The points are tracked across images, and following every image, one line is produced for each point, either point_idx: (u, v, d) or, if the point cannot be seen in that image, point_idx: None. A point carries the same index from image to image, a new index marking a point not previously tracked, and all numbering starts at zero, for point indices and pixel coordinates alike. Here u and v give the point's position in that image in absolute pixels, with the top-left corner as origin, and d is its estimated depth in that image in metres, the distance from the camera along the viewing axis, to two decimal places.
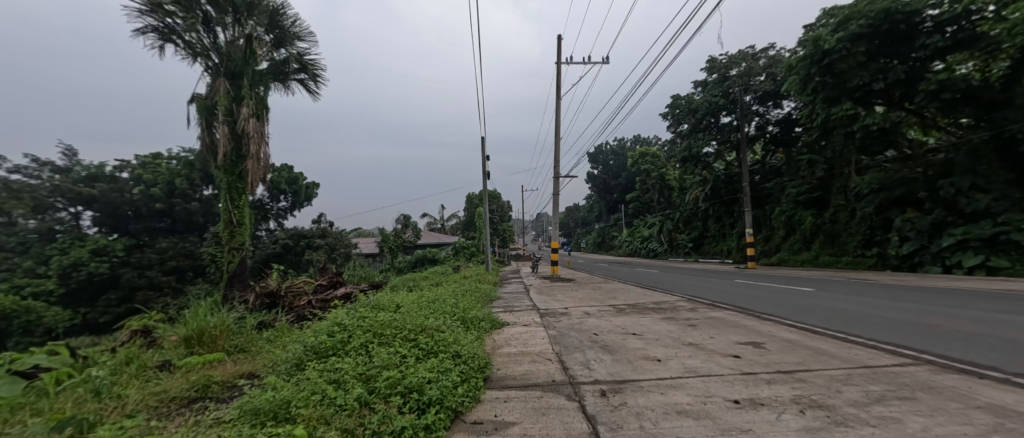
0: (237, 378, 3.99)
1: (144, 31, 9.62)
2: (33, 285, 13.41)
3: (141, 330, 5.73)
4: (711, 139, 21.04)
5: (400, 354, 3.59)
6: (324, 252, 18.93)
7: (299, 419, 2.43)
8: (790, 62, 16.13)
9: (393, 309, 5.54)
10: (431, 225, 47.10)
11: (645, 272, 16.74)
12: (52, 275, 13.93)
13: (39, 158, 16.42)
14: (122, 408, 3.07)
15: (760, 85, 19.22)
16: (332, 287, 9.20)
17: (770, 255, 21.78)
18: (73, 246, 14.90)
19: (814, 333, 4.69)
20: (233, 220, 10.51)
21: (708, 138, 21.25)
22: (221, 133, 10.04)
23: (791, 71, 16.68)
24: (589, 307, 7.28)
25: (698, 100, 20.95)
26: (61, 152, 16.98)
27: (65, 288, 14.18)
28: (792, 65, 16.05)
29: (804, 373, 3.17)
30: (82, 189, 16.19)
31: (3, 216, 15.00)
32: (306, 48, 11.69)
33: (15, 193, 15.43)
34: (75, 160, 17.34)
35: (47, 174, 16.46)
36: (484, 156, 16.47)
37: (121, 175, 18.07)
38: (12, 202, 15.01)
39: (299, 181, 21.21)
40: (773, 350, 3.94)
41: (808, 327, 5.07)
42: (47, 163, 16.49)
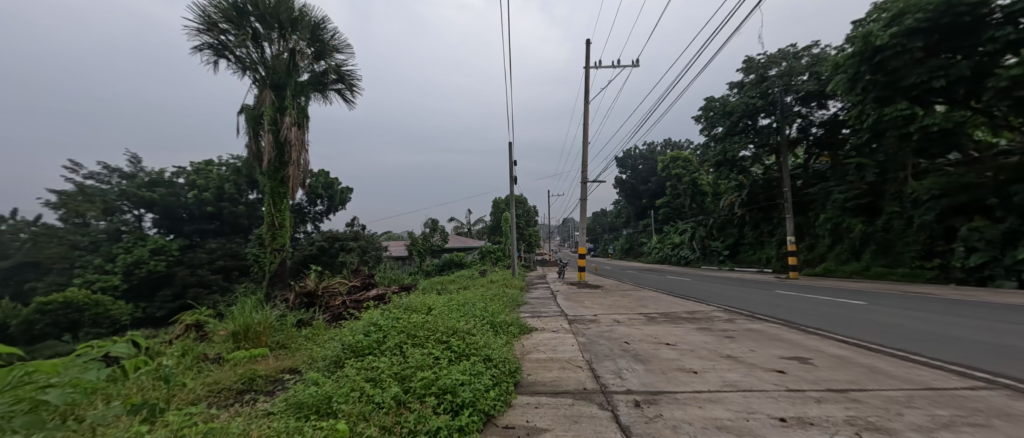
0: (280, 373, 4.16)
1: (200, 48, 10.30)
2: (101, 281, 14.33)
3: (193, 325, 6.05)
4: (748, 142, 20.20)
5: (433, 355, 3.64)
6: (357, 255, 19.53)
7: (341, 414, 2.53)
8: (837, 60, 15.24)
9: (425, 311, 5.60)
10: (456, 228, 47.42)
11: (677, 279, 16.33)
12: (117, 272, 14.90)
13: (111, 165, 18.10)
14: (183, 395, 3.29)
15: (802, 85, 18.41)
16: (365, 288, 9.47)
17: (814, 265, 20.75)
18: (136, 246, 16.01)
19: (868, 350, 4.39)
20: (275, 223, 11.05)
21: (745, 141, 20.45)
22: (267, 141, 10.62)
23: (838, 70, 15.78)
24: (618, 315, 7.13)
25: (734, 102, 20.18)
26: (128, 160, 18.49)
27: (127, 284, 15.17)
28: (840, 63, 15.15)
29: (859, 393, 2.96)
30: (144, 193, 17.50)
31: (79, 218, 16.36)
32: (344, 60, 12.17)
33: (88, 196, 16.94)
34: (139, 167, 18.83)
35: (115, 179, 18.16)
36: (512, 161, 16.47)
37: (178, 181, 19.36)
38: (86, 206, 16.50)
39: (335, 186, 22.01)
40: (822, 367, 3.72)
41: (863, 343, 4.74)
42: (117, 170, 18.14)
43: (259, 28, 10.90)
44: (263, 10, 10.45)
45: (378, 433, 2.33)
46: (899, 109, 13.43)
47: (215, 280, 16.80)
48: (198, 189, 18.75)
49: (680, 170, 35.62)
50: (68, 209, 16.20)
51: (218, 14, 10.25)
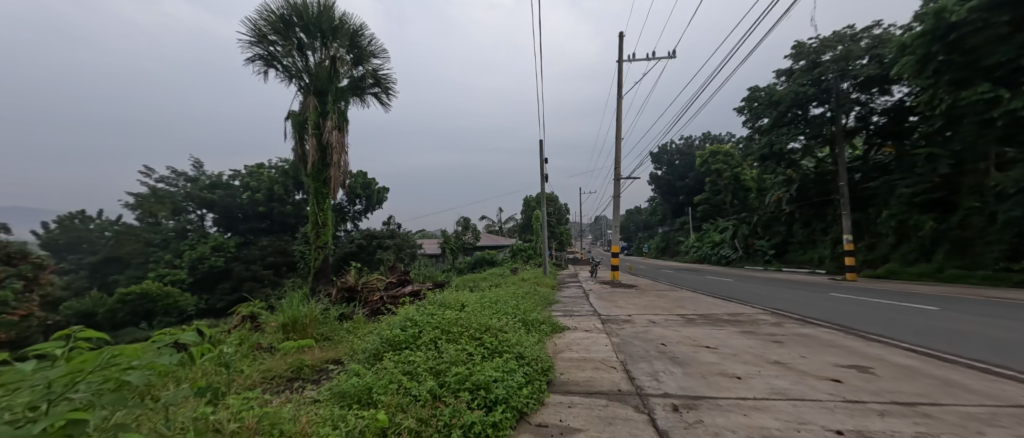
0: (325, 363, 4.37)
1: (252, 59, 10.95)
2: (170, 274, 15.54)
3: (248, 316, 6.45)
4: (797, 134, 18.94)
5: (466, 350, 3.69)
6: (393, 252, 20.04)
7: (380, 404, 2.63)
8: (903, 41, 14.03)
9: (459, 308, 5.67)
10: (488, 227, 47.66)
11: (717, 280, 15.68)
12: (184, 267, 16.18)
13: (178, 169, 19.73)
14: (240, 381, 3.53)
15: (861, 69, 17.13)
16: (401, 284, 9.73)
17: (876, 267, 19.32)
18: (199, 243, 17.32)
19: (941, 360, 4.02)
20: (319, 222, 11.58)
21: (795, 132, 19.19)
22: (312, 145, 11.16)
23: (904, 51, 14.54)
24: (654, 316, 6.92)
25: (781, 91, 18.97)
26: (192, 164, 20.04)
27: (193, 277, 16.52)
28: (906, 44, 13.95)
29: (929, 407, 2.71)
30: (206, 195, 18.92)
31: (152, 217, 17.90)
32: (380, 64, 12.54)
33: (160, 197, 18.52)
34: (202, 171, 20.38)
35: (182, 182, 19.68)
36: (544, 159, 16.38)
37: (234, 184, 20.69)
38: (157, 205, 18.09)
39: (372, 186, 22.74)
40: (885, 377, 3.44)
41: (934, 353, 4.34)
42: (182, 174, 19.72)
43: (303, 37, 11.45)
44: (307, 20, 10.98)
45: (415, 425, 2.40)
46: (980, 92, 12.24)
47: (267, 275, 17.81)
48: (252, 191, 19.74)
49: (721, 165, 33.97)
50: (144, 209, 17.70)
51: (268, 27, 10.88)
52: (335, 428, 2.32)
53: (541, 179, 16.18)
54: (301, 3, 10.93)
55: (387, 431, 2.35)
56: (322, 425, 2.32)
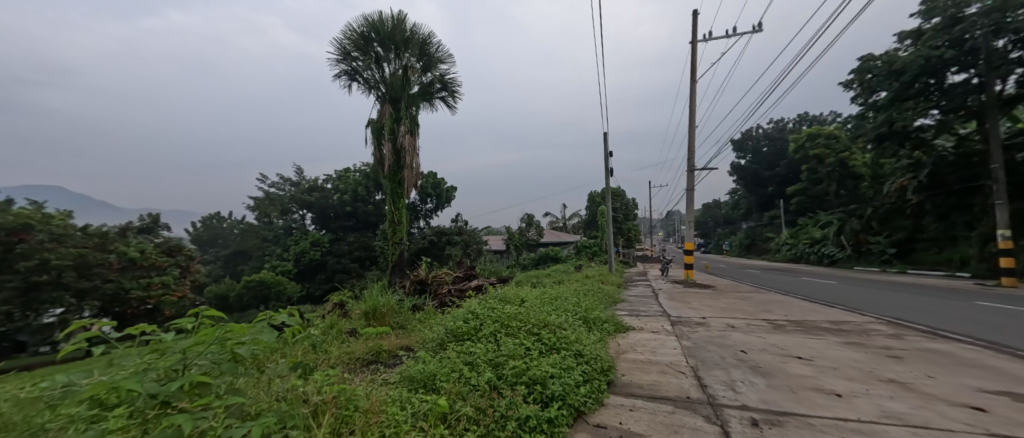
0: (398, 350, 4.67)
1: (338, 75, 12.03)
2: (280, 266, 18.31)
3: (338, 304, 7.14)
4: (929, 108, 16.32)
5: (523, 344, 3.70)
6: (461, 248, 20.78)
7: (442, 391, 2.77)
8: None
9: (519, 303, 5.70)
10: (552, 223, 47.50)
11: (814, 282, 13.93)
12: (291, 258, 18.72)
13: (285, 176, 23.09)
14: (327, 359, 3.93)
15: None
16: (467, 279, 10.05)
17: None
18: (300, 238, 19.57)
19: None
20: (395, 220, 12.42)
21: (927, 106, 16.33)
22: (388, 150, 11.99)
23: None
24: (734, 320, 6.32)
25: (905, 59, 15.81)
26: (294, 171, 22.86)
27: (297, 268, 18.91)
28: None
29: None
30: (305, 196, 21.29)
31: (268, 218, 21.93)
32: (446, 69, 13.03)
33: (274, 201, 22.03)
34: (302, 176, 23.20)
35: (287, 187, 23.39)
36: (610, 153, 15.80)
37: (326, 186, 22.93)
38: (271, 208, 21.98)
39: (441, 185, 23.76)
40: None
41: None
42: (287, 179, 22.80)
43: (379, 50, 12.27)
44: (382, 34, 11.77)
45: (474, 414, 2.51)
46: None
47: (353, 267, 19.41)
48: (340, 192, 21.59)
49: (825, 149, 29.79)
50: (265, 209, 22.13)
51: (350, 44, 11.89)
52: (402, 409, 2.50)
53: (607, 173, 15.63)
54: (376, 18, 11.76)
55: (449, 416, 2.48)
56: (390, 404, 2.49)
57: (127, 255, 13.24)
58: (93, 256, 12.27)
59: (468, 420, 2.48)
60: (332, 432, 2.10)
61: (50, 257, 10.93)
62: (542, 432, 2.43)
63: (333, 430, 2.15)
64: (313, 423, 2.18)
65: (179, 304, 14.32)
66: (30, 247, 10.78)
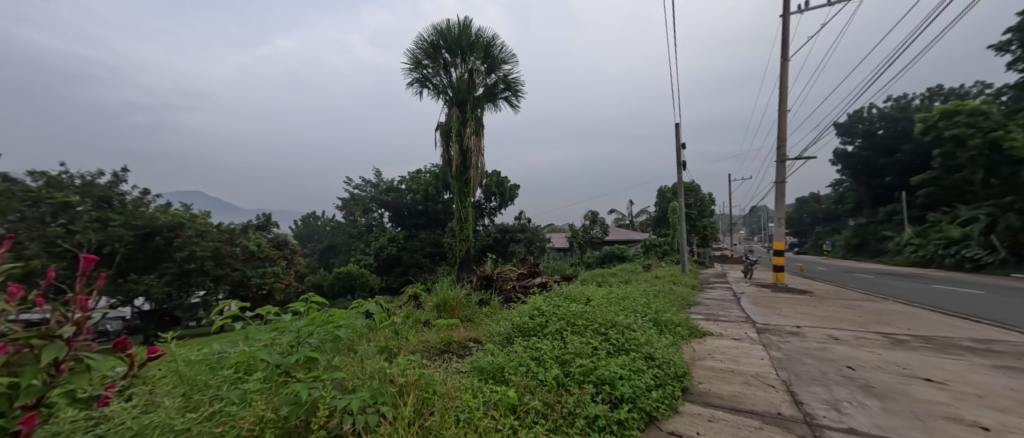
0: (466, 342, 4.83)
1: (410, 83, 12.74)
2: (362, 260, 19.97)
3: (412, 296, 7.60)
4: None
5: (588, 342, 3.64)
6: (524, 245, 20.85)
7: (511, 383, 2.85)
8: None
9: (584, 301, 5.57)
10: (618, 221, 45.82)
11: (942, 290, 11.75)
12: (371, 253, 20.33)
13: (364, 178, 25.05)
14: (405, 345, 4.22)
15: None
16: (531, 276, 10.06)
17: None
18: (378, 235, 21.12)
19: None
20: (461, 218, 12.89)
21: None
22: (455, 151, 12.45)
23: None
24: (836, 331, 5.54)
25: None
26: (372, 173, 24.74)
27: (377, 261, 20.46)
28: None
29: None
30: (381, 196, 22.90)
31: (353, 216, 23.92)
32: (510, 69, 13.16)
33: (357, 201, 24.01)
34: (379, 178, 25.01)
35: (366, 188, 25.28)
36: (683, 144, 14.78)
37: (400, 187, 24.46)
38: (356, 207, 24.00)
39: (504, 184, 24.12)
40: None
41: None
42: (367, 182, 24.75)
43: (447, 56, 12.75)
44: (450, 41, 12.27)
45: (542, 408, 2.59)
46: None
47: (425, 262, 20.43)
48: (413, 192, 22.87)
49: (967, 128, 22.02)
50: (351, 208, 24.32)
51: (421, 54, 12.57)
52: (475, 397, 2.63)
53: (680, 167, 14.66)
54: (444, 27, 12.29)
55: (518, 406, 2.60)
56: (464, 391, 2.63)
57: (249, 249, 15.27)
58: (224, 248, 14.36)
59: (536, 413, 2.57)
60: (414, 411, 2.29)
61: (196, 249, 13.25)
62: (611, 433, 2.43)
63: (416, 410, 2.32)
64: (400, 400, 2.36)
65: (286, 291, 16.39)
66: (182, 241, 13.17)
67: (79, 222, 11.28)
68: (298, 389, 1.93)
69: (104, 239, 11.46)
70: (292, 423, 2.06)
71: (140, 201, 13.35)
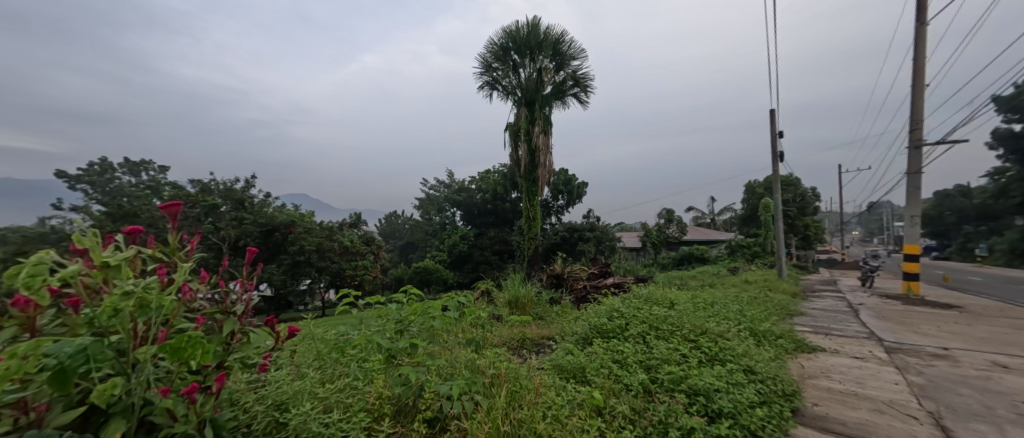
0: (540, 339, 5.03)
1: (480, 86, 13.07)
2: (437, 256, 21.00)
3: (484, 292, 7.76)
4: None
5: (676, 348, 3.73)
6: (593, 244, 20.26)
7: (595, 384, 3.04)
8: None
9: (669, 305, 5.32)
10: (696, 219, 42.44)
11: None
12: (445, 250, 21.32)
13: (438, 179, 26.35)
14: (486, 336, 4.49)
15: None
16: (602, 276, 9.71)
17: None
18: (451, 233, 22.08)
19: None
20: (529, 216, 12.92)
21: None
22: (523, 150, 12.50)
23: None
24: (999, 356, 4.49)
25: None
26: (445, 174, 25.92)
27: (450, 258, 21.39)
28: None
29: None
30: (454, 196, 23.87)
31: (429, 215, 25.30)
32: (579, 65, 12.85)
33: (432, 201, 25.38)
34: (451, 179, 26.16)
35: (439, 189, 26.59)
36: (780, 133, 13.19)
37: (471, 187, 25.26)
38: (431, 206, 25.37)
39: (572, 182, 23.69)
40: None
41: None
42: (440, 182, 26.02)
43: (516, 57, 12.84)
44: (519, 42, 12.33)
45: (629, 414, 2.70)
46: None
47: (495, 260, 20.85)
48: (483, 191, 23.47)
49: None
50: (427, 207, 25.70)
51: (492, 57, 12.84)
52: (560, 396, 2.81)
53: (777, 158, 13.08)
54: (514, 29, 12.41)
55: (603, 408, 2.75)
56: (551, 388, 2.86)
57: (344, 244, 16.86)
58: (325, 243, 16.09)
59: (623, 417, 2.69)
60: (507, 402, 2.56)
61: (305, 244, 15.15)
62: None
63: (507, 401, 2.60)
64: (490, 391, 2.71)
65: (373, 283, 17.87)
66: (295, 236, 15.07)
67: (222, 221, 13.51)
68: (408, 372, 2.39)
69: (239, 234, 13.50)
70: (404, 401, 2.45)
71: (265, 201, 15.58)
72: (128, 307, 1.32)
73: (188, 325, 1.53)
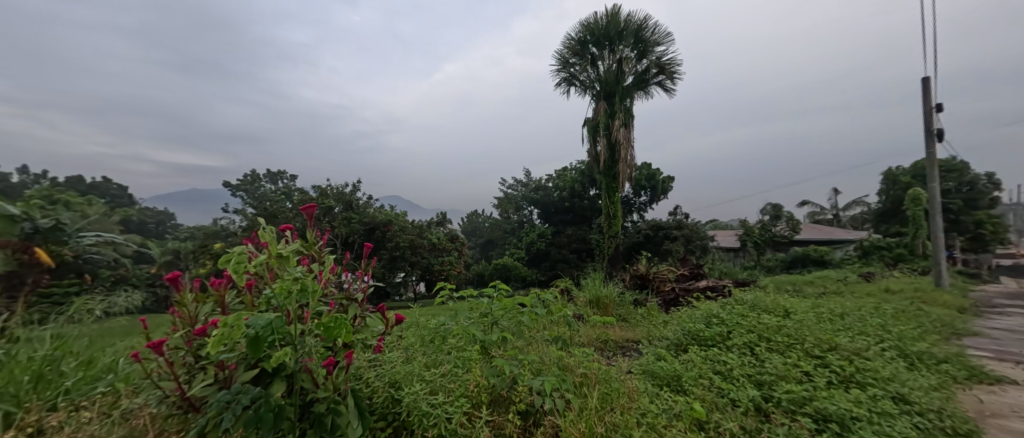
0: (625, 342, 4.72)
1: (557, 83, 12.86)
2: (516, 253, 21.25)
3: (564, 291, 7.55)
4: None
5: (795, 364, 3.21)
6: (682, 243, 18.68)
7: (693, 395, 2.74)
8: None
9: (783, 315, 4.73)
10: (811, 215, 36.68)
11: None
12: (524, 247, 21.48)
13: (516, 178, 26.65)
14: (572, 334, 4.36)
15: None
16: (693, 278, 8.85)
17: None
18: (529, 231, 22.20)
19: None
20: (610, 213, 12.33)
21: None
22: (602, 145, 11.96)
23: None
24: None
25: None
26: (523, 173, 26.07)
27: (528, 255, 21.47)
28: None
29: None
30: (532, 194, 23.91)
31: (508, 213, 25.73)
32: (664, 50, 11.94)
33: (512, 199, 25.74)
34: (529, 178, 26.25)
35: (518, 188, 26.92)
36: (932, 109, 10.72)
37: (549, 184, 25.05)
38: (510, 205, 25.78)
39: (657, 176, 22.17)
40: None
41: None
42: (518, 181, 26.28)
43: (594, 50, 12.34)
44: (597, 34, 11.85)
45: (739, 432, 2.31)
46: None
47: (574, 259, 20.41)
48: (560, 189, 23.12)
49: None
50: (506, 206, 26.16)
51: (569, 53, 12.54)
52: (654, 404, 2.56)
53: (931, 139, 10.67)
54: (592, 21, 11.96)
55: (706, 423, 2.41)
56: (643, 395, 2.64)
57: (432, 241, 17.85)
58: (417, 241, 17.26)
59: (731, 436, 2.31)
60: (599, 404, 2.41)
61: (400, 241, 16.41)
62: None
63: (599, 403, 2.45)
64: (580, 391, 2.60)
65: (457, 278, 18.71)
66: (390, 234, 16.43)
67: (334, 221, 15.37)
68: (502, 363, 2.38)
69: (347, 233, 15.15)
70: (498, 391, 2.39)
71: (367, 202, 17.29)
72: (294, 290, 1.77)
73: (325, 308, 1.97)
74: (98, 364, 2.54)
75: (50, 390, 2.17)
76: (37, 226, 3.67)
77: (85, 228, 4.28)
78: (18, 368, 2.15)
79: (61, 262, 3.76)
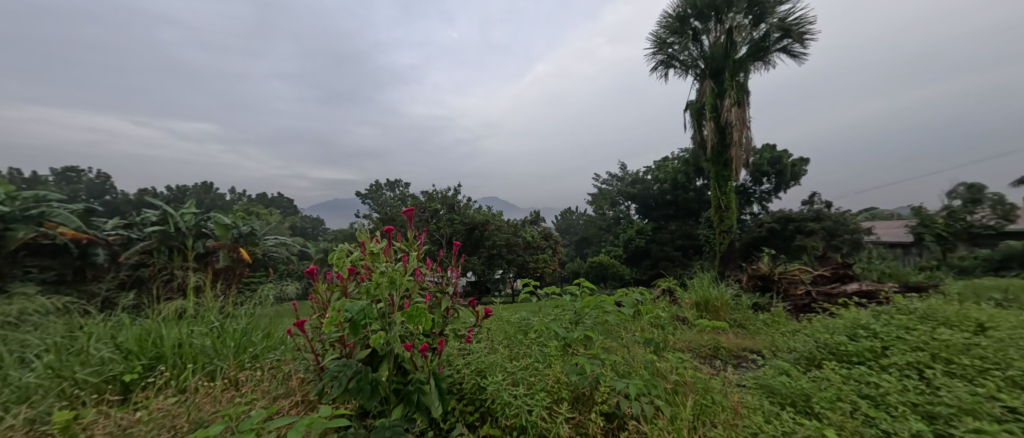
0: (742, 351, 3.96)
1: (654, 66, 11.87)
2: (613, 250, 20.27)
3: (668, 292, 6.84)
4: None
5: (991, 397, 2.19)
6: (819, 238, 15.64)
7: (826, 420, 2.08)
8: None
9: (976, 331, 3.50)
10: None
11: None
12: (621, 245, 20.35)
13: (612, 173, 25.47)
14: (674, 339, 3.85)
15: None
16: (836, 280, 7.24)
17: None
18: (627, 227, 20.99)
19: None
20: (722, 205, 10.86)
21: None
22: (709, 128, 10.61)
23: None
24: None
25: None
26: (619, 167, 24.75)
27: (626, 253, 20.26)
28: None
29: None
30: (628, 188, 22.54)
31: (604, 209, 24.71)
32: (788, 9, 10.15)
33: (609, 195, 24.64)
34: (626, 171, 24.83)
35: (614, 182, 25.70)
36: None
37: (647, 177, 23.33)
38: (606, 201, 24.72)
39: (784, 160, 19.00)
40: None
41: None
42: (615, 175, 25.04)
43: (696, 24, 11.05)
44: (700, 5, 10.57)
45: None
46: None
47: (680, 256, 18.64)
48: (661, 181, 21.38)
49: None
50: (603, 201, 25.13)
51: (666, 31, 11.45)
52: (771, 425, 1.97)
53: None
54: None
55: None
56: (757, 413, 2.10)
57: (528, 239, 17.92)
58: (512, 238, 17.55)
59: None
60: (693, 416, 2.01)
61: (497, 239, 16.93)
62: None
63: (694, 415, 2.04)
64: (674, 400, 2.17)
65: (553, 275, 18.52)
66: (488, 232, 17.02)
67: (438, 221, 16.53)
68: (584, 359, 2.08)
69: (449, 232, 16.08)
70: (581, 390, 2.07)
71: (466, 202, 18.23)
72: (384, 282, 1.74)
73: (421, 298, 1.90)
74: (274, 336, 2.93)
75: (246, 354, 2.60)
76: (241, 232, 4.38)
77: (268, 232, 5.13)
78: (228, 336, 2.64)
79: (254, 259, 4.60)
